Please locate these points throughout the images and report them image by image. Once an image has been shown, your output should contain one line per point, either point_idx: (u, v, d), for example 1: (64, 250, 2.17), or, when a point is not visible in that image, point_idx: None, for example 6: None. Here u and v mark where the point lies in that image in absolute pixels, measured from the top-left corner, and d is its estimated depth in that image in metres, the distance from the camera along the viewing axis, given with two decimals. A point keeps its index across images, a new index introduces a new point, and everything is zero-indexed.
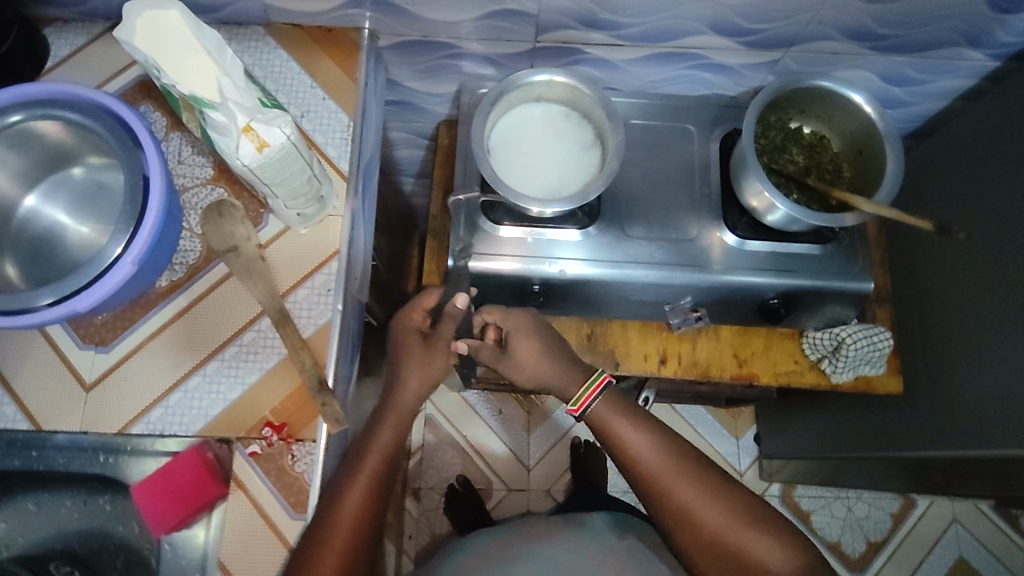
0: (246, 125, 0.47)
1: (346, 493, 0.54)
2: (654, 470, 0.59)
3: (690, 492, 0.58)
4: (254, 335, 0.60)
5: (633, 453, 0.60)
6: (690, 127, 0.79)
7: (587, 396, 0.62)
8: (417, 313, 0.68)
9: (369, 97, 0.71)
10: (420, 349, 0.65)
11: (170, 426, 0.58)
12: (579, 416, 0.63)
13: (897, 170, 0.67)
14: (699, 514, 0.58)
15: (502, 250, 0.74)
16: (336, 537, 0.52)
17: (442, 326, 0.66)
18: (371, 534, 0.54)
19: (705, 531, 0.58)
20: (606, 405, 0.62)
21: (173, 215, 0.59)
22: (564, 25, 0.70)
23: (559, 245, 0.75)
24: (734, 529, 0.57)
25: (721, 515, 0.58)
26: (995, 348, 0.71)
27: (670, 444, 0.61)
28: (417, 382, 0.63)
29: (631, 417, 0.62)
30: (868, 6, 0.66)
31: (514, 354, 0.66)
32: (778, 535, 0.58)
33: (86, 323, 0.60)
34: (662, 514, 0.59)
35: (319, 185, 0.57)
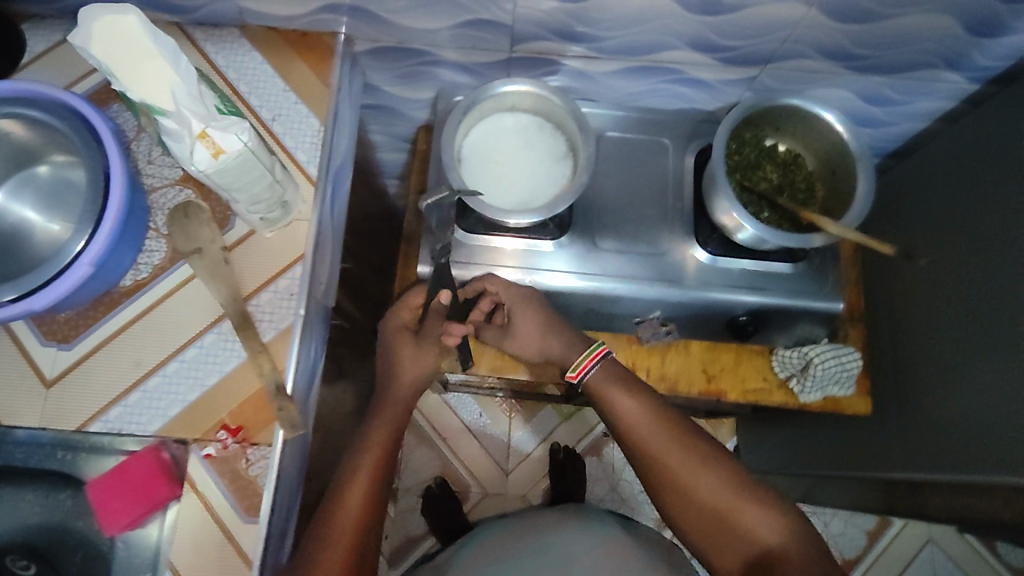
0: (201, 132, 0.47)
1: (348, 490, 0.63)
2: (647, 437, 0.67)
3: (682, 459, 0.65)
4: (214, 337, 0.60)
5: (627, 420, 0.68)
6: (666, 141, 0.80)
7: (585, 363, 0.69)
8: (406, 311, 0.72)
9: (342, 102, 0.71)
10: (411, 347, 0.70)
11: (128, 425, 0.58)
12: (578, 381, 0.69)
13: (868, 191, 0.67)
14: (689, 481, 0.65)
15: (501, 262, 0.74)
16: (342, 535, 0.60)
17: (428, 323, 0.70)
18: (372, 528, 0.62)
19: (692, 496, 0.65)
20: (604, 373, 0.69)
21: (136, 215, 0.60)
22: (540, 36, 0.71)
23: (548, 257, 0.75)
24: (720, 497, 0.64)
25: (708, 482, 0.64)
26: (963, 373, 0.71)
27: (662, 412, 0.68)
28: (410, 380, 0.69)
29: (625, 384, 0.69)
30: (842, 27, 0.66)
31: (518, 330, 0.71)
32: (763, 500, 0.64)
33: (49, 320, 0.60)
34: (655, 477, 0.67)
35: (282, 189, 0.57)
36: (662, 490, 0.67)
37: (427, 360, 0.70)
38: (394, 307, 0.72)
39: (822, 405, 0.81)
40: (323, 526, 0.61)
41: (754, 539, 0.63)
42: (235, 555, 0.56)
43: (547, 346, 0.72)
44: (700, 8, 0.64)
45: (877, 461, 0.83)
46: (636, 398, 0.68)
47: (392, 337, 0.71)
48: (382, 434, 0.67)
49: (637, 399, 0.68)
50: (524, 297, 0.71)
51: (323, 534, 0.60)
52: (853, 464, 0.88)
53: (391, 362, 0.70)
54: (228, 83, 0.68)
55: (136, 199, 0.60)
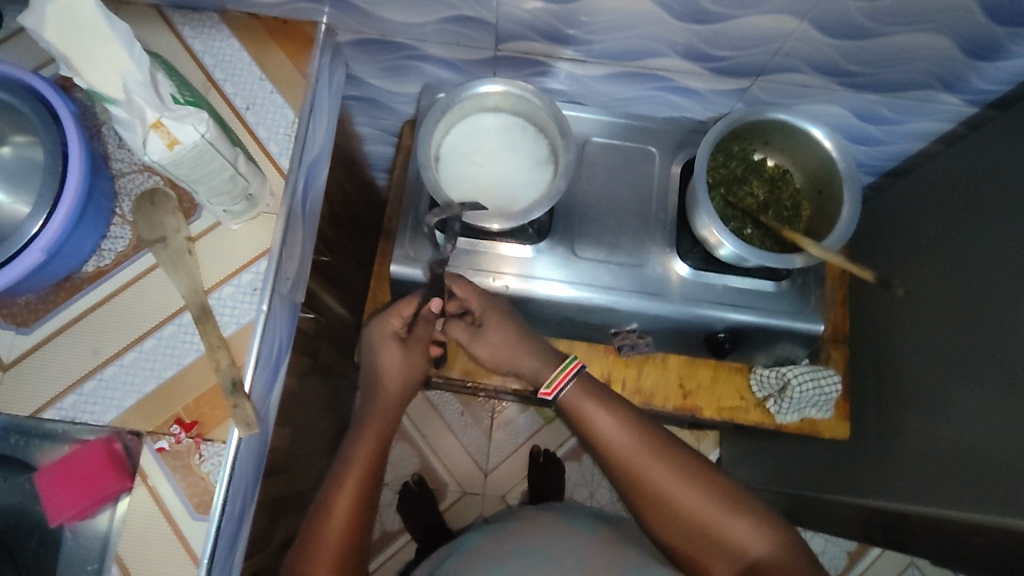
0: (155, 122, 0.46)
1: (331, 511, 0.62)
2: (628, 453, 0.64)
3: (665, 474, 0.63)
4: (174, 329, 0.59)
5: (605, 436, 0.65)
6: (653, 149, 0.78)
7: (560, 380, 0.67)
8: (395, 318, 0.71)
9: (321, 93, 0.70)
10: (400, 353, 0.70)
11: (82, 414, 0.58)
12: (551, 399, 0.67)
13: (853, 212, 0.65)
14: (673, 495, 0.62)
15: (500, 269, 0.73)
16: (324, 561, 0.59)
17: (417, 327, 0.71)
18: (355, 550, 0.62)
19: (678, 511, 0.62)
20: (577, 390, 0.67)
21: (99, 201, 0.59)
22: (526, 36, 0.69)
23: (541, 264, 0.74)
24: (707, 510, 0.62)
25: (693, 496, 0.62)
26: (945, 403, 0.69)
27: (639, 427, 0.66)
28: (397, 384, 0.70)
29: (600, 400, 0.67)
30: (835, 42, 0.64)
31: (489, 336, 0.70)
32: (750, 512, 0.62)
33: (9, 304, 0.60)
34: (638, 495, 0.64)
35: (245, 182, 0.57)
36: (647, 508, 0.64)
37: (414, 359, 0.71)
38: (383, 314, 0.71)
39: (799, 426, 0.79)
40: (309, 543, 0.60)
41: (745, 555, 0.60)
42: (183, 553, 0.55)
43: (517, 355, 0.70)
44: (690, 16, 0.62)
45: (855, 486, 0.81)
46: (614, 415, 0.65)
47: (379, 343, 0.71)
48: (366, 451, 0.65)
49: (613, 416, 0.66)
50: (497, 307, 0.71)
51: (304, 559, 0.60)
52: (833, 487, 0.86)
53: (376, 369, 0.70)
54: (202, 69, 0.66)
55: (99, 185, 0.59)
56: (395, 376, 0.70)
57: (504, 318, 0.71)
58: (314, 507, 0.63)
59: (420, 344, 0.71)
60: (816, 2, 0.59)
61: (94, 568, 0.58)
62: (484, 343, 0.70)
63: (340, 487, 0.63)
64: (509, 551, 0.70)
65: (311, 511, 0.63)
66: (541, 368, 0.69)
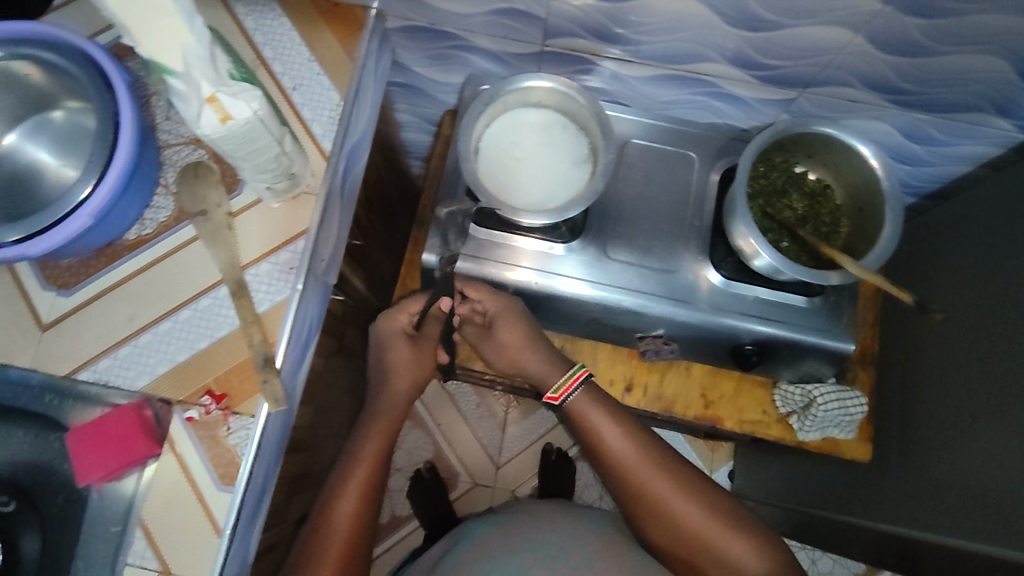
0: (210, 95, 0.48)
1: (339, 504, 0.63)
2: (631, 464, 0.65)
3: (666, 487, 0.63)
4: (209, 301, 0.60)
5: (609, 445, 0.66)
6: (693, 155, 0.77)
7: (567, 386, 0.68)
8: (403, 315, 0.75)
9: (366, 77, 0.70)
10: (409, 349, 0.74)
11: (115, 378, 0.59)
12: (558, 404, 0.68)
13: (894, 232, 0.64)
14: (674, 508, 0.63)
15: (516, 260, 0.72)
16: (331, 553, 0.60)
17: (427, 327, 0.77)
18: (364, 536, 0.63)
19: (678, 525, 0.62)
20: (585, 397, 0.68)
21: (145, 170, 0.59)
22: (574, 33, 0.69)
23: (563, 261, 0.73)
24: (707, 526, 0.62)
25: (694, 511, 0.62)
26: (972, 432, 0.68)
27: (643, 439, 0.66)
28: (406, 378, 0.74)
29: (607, 409, 0.67)
30: (889, 58, 0.63)
31: (498, 336, 0.72)
32: (750, 533, 0.62)
33: (53, 265, 0.61)
34: (639, 506, 0.64)
35: (289, 161, 0.57)
36: (648, 520, 0.64)
37: (423, 357, 0.75)
38: (390, 313, 0.76)
39: (820, 445, 0.79)
40: (318, 535, 0.61)
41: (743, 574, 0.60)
42: (206, 522, 0.56)
43: (524, 357, 0.72)
44: (742, 22, 0.62)
45: (869, 507, 0.81)
46: (619, 425, 0.66)
47: (388, 340, 0.74)
48: (376, 440, 0.68)
49: (618, 425, 0.66)
50: (509, 306, 0.72)
51: (316, 543, 0.61)
52: (848, 508, 0.85)
53: (386, 365, 0.74)
54: (253, 46, 0.67)
55: (146, 155, 0.59)
56: (406, 371, 0.74)
57: (515, 319, 0.72)
58: (324, 493, 0.65)
59: (429, 343, 0.76)
60: (874, 16, 0.58)
61: (117, 530, 0.60)
62: (492, 343, 0.73)
63: (348, 482, 0.64)
64: (517, 544, 0.71)
65: (322, 497, 0.65)
66: (550, 372, 0.71)
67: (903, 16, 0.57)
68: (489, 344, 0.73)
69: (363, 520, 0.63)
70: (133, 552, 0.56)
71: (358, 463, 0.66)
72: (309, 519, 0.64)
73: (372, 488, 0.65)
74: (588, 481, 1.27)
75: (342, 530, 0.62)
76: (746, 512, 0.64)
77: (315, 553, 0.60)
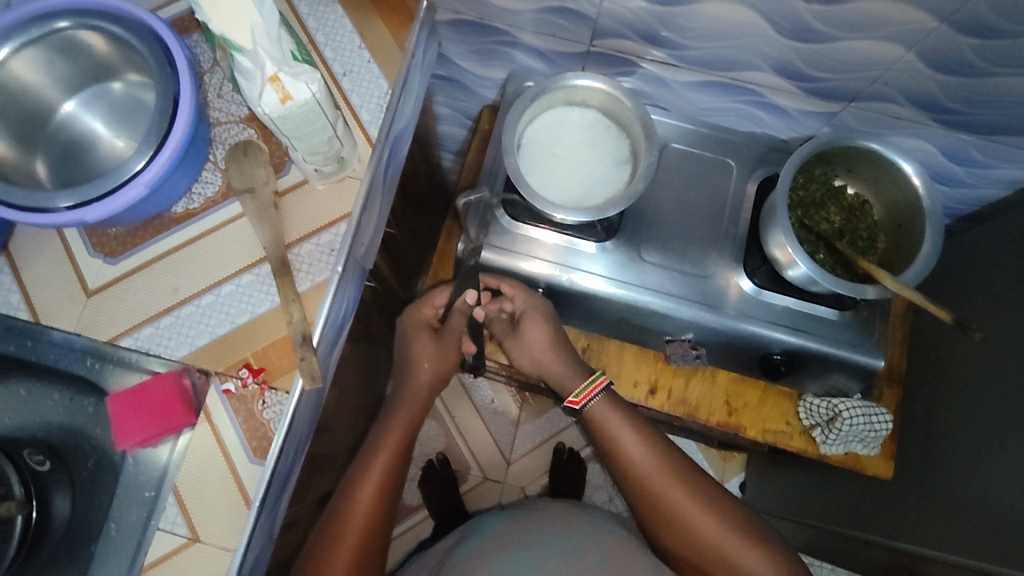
0: (273, 74, 0.49)
1: (361, 488, 0.63)
2: (648, 472, 0.65)
3: (683, 497, 0.63)
4: (252, 277, 0.61)
5: (627, 452, 0.66)
6: (731, 162, 0.77)
7: (589, 391, 0.68)
8: (428, 308, 0.77)
9: (414, 68, 0.71)
10: (432, 343, 0.74)
11: (156, 346, 0.60)
12: (578, 408, 0.68)
13: (933, 250, 0.64)
14: (690, 519, 0.62)
15: (535, 252, 0.73)
16: (350, 536, 0.61)
17: (450, 319, 0.76)
18: (382, 525, 0.63)
19: (694, 536, 0.62)
20: (605, 403, 0.68)
21: (197, 146, 0.61)
22: (622, 35, 0.69)
23: (585, 257, 0.73)
24: (722, 538, 0.61)
25: (711, 523, 0.62)
26: (994, 456, 0.67)
27: (661, 449, 0.67)
28: (429, 369, 0.73)
29: (626, 417, 0.68)
30: (939, 76, 0.63)
31: (525, 336, 0.72)
32: (765, 546, 0.61)
33: (100, 233, 0.62)
34: (654, 515, 0.64)
35: (340, 145, 0.58)
36: (663, 530, 0.64)
37: (447, 350, 0.75)
38: (416, 306, 0.77)
39: (841, 459, 0.79)
40: (339, 518, 0.62)
41: None
42: (237, 493, 0.57)
43: (548, 359, 0.72)
44: (792, 32, 0.62)
45: (885, 525, 0.80)
46: (636, 433, 0.67)
47: (413, 333, 0.75)
48: (396, 432, 0.68)
49: (636, 433, 0.67)
50: (537, 307, 0.72)
51: (334, 527, 0.61)
52: (864, 526, 0.85)
53: (409, 358, 0.74)
54: (306, 31, 0.68)
55: (200, 131, 0.61)
56: (428, 364, 0.73)
57: (544, 324, 0.72)
58: (345, 481, 0.65)
59: (452, 335, 0.75)
60: (928, 33, 0.58)
61: (151, 495, 0.62)
62: (518, 343, 0.73)
63: (370, 467, 0.65)
64: (534, 539, 0.68)
65: (342, 485, 0.65)
66: (569, 376, 0.71)
67: (956, 34, 0.57)
68: (513, 343, 0.74)
69: (381, 508, 0.63)
70: (165, 517, 0.57)
71: (381, 449, 0.66)
72: (328, 506, 0.64)
73: (392, 478, 0.65)
74: (598, 483, 1.27)
75: (360, 516, 0.62)
76: (761, 526, 0.64)
77: (333, 537, 0.61)
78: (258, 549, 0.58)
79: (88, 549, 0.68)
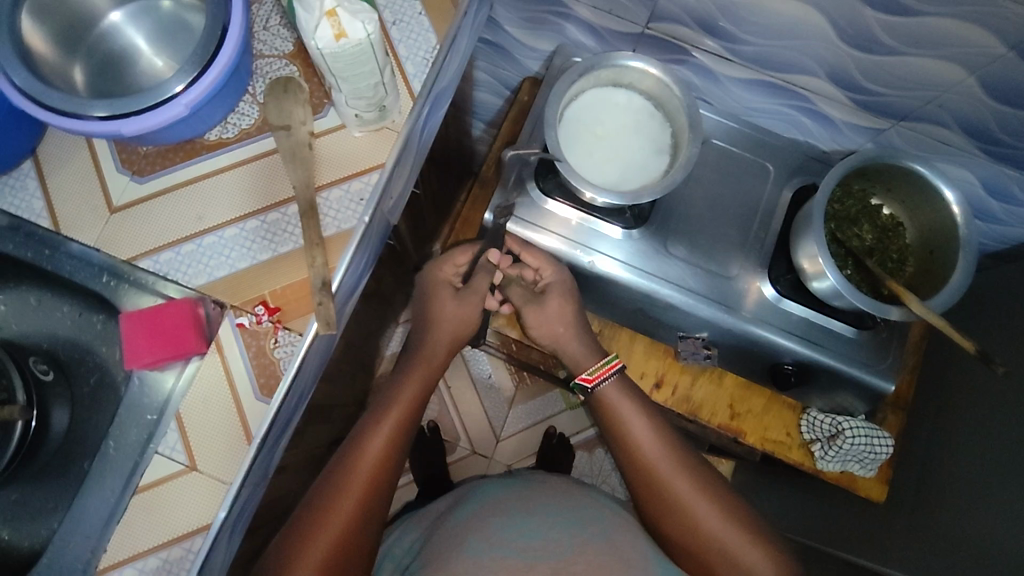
0: (331, 9, 0.49)
1: (373, 439, 0.63)
2: (655, 461, 0.65)
3: (689, 488, 0.63)
4: (278, 217, 0.60)
5: (634, 439, 0.66)
6: (769, 167, 0.76)
7: (603, 371, 0.69)
8: (449, 267, 0.75)
9: (465, 25, 0.69)
10: (451, 302, 0.73)
11: (174, 272, 0.59)
12: (590, 386, 0.69)
13: (963, 280, 0.63)
14: (694, 510, 0.62)
15: (549, 226, 0.72)
16: (359, 481, 0.60)
17: (474, 279, 0.74)
18: (389, 477, 0.62)
19: (697, 530, 0.61)
20: (616, 386, 0.69)
21: (239, 75, 0.60)
22: (680, 21, 0.67)
23: (606, 240, 0.73)
24: (726, 532, 0.60)
25: (714, 517, 0.61)
26: (993, 493, 0.67)
27: (669, 441, 0.66)
28: (450, 330, 0.73)
29: (636, 405, 0.68)
30: (995, 104, 0.61)
31: (544, 307, 0.72)
32: (768, 547, 0.60)
33: (130, 150, 0.62)
34: (658, 506, 0.63)
35: (384, 93, 0.58)
36: (668, 522, 0.63)
37: (467, 311, 0.73)
38: (436, 263, 0.75)
39: (837, 477, 0.79)
40: (348, 462, 0.62)
41: None
42: (238, 427, 0.57)
43: (565, 334, 0.73)
44: (855, 39, 0.61)
45: (869, 548, 0.80)
46: (647, 420, 0.67)
47: (433, 289, 0.74)
48: (413, 388, 0.68)
49: (647, 423, 0.67)
50: (564, 281, 0.72)
51: (342, 472, 0.61)
52: (845, 543, 0.85)
53: (430, 314, 0.74)
54: None
55: (244, 60, 0.60)
56: (449, 323, 0.73)
57: (567, 298, 0.72)
58: (356, 429, 0.65)
59: (474, 296, 0.73)
60: (994, 59, 0.56)
61: (152, 419, 0.62)
62: (537, 312, 0.72)
63: (384, 418, 0.65)
64: (532, 507, 0.67)
65: (352, 434, 0.65)
66: (583, 356, 0.72)
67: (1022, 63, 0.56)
68: (531, 310, 0.73)
69: (389, 462, 0.63)
70: (165, 442, 0.57)
71: (397, 403, 0.66)
72: (339, 448, 0.64)
73: (402, 435, 0.65)
74: (585, 471, 1.27)
75: (368, 466, 0.61)
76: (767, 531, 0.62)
77: (339, 483, 0.60)
78: (252, 485, 0.58)
79: (81, 465, 0.68)
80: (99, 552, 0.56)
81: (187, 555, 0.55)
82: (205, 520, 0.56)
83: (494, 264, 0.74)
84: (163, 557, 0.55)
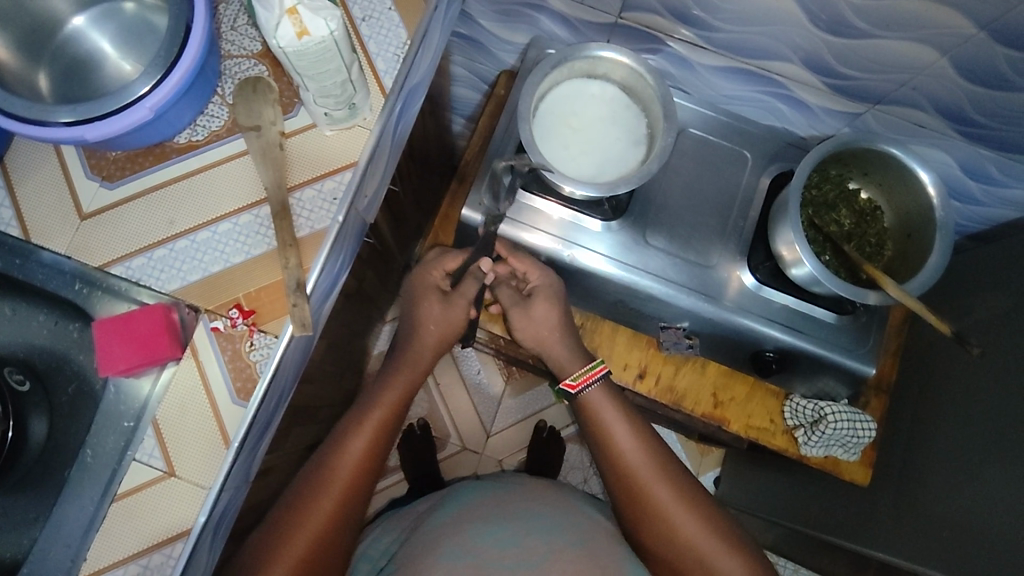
0: (292, 7, 0.48)
1: (354, 440, 0.63)
2: (636, 467, 0.65)
3: (668, 495, 0.63)
4: (250, 219, 0.60)
5: (616, 443, 0.66)
6: (747, 155, 0.76)
7: (588, 377, 0.69)
8: (437, 272, 0.74)
9: (437, 20, 0.68)
10: (438, 306, 0.73)
11: (147, 278, 0.59)
12: (574, 392, 0.68)
13: (940, 262, 0.64)
14: (673, 518, 0.62)
15: (537, 224, 0.71)
16: (337, 479, 0.61)
17: (462, 284, 0.74)
18: (370, 478, 0.62)
19: (674, 537, 0.62)
20: (601, 392, 0.69)
21: (207, 76, 0.59)
22: (653, 10, 0.67)
23: (588, 234, 0.72)
24: (702, 539, 0.61)
25: (693, 525, 0.62)
26: (976, 474, 0.67)
27: (651, 446, 0.66)
28: (426, 330, 0.73)
29: (620, 410, 0.68)
30: (968, 85, 0.61)
31: (532, 312, 0.72)
32: (744, 554, 0.61)
33: (99, 156, 0.61)
34: (637, 512, 0.64)
35: (353, 91, 0.57)
36: (646, 528, 0.63)
37: (452, 314, 0.74)
38: (427, 266, 0.75)
39: (821, 461, 0.79)
40: (327, 460, 0.62)
41: None
42: (216, 433, 0.56)
43: (551, 337, 0.73)
44: (827, 24, 0.60)
45: (856, 531, 0.81)
46: (629, 425, 0.67)
47: (421, 293, 0.73)
48: (396, 391, 0.68)
49: (630, 429, 0.67)
50: (551, 284, 0.72)
51: (320, 471, 0.61)
52: (832, 527, 0.86)
53: (416, 319, 0.74)
54: None
55: (210, 61, 0.59)
56: (435, 327, 0.73)
57: (552, 300, 0.72)
58: (338, 429, 0.65)
59: (461, 300, 0.74)
60: (965, 40, 0.56)
61: (129, 426, 0.62)
62: (524, 315, 0.73)
63: (369, 415, 0.65)
64: (512, 512, 0.67)
65: (331, 436, 0.64)
66: (569, 360, 0.72)
67: (993, 43, 0.55)
68: (518, 314, 0.73)
69: (368, 467, 0.62)
70: (142, 448, 0.56)
71: (381, 404, 0.66)
72: (321, 447, 0.64)
73: (383, 438, 0.64)
74: (576, 464, 1.27)
75: (347, 465, 0.61)
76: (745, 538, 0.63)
77: (317, 486, 0.60)
78: (233, 489, 0.58)
79: (61, 474, 0.67)
80: (80, 561, 0.56)
81: (168, 560, 0.55)
82: (184, 525, 0.55)
83: (483, 272, 0.73)
84: (144, 564, 0.55)
